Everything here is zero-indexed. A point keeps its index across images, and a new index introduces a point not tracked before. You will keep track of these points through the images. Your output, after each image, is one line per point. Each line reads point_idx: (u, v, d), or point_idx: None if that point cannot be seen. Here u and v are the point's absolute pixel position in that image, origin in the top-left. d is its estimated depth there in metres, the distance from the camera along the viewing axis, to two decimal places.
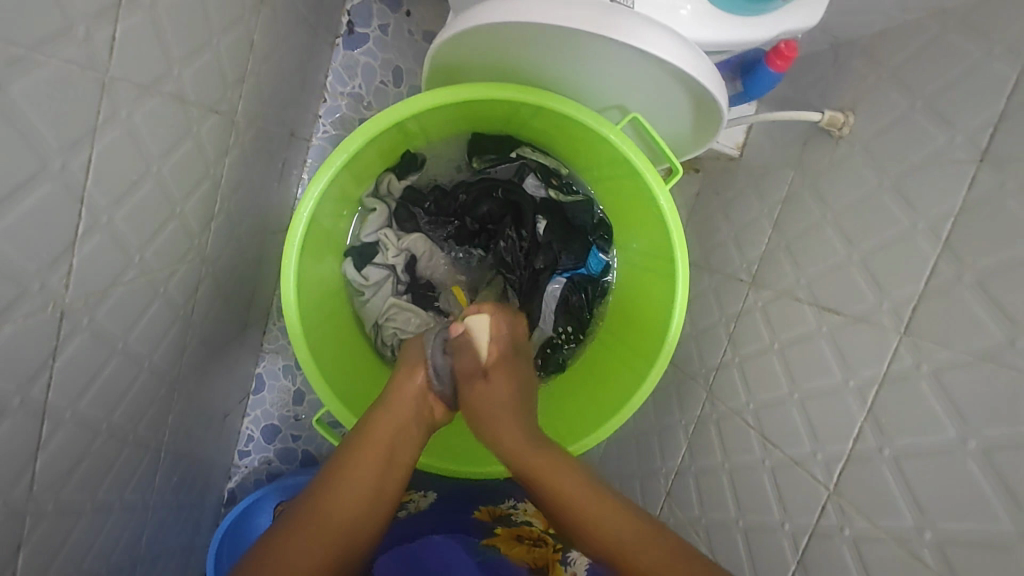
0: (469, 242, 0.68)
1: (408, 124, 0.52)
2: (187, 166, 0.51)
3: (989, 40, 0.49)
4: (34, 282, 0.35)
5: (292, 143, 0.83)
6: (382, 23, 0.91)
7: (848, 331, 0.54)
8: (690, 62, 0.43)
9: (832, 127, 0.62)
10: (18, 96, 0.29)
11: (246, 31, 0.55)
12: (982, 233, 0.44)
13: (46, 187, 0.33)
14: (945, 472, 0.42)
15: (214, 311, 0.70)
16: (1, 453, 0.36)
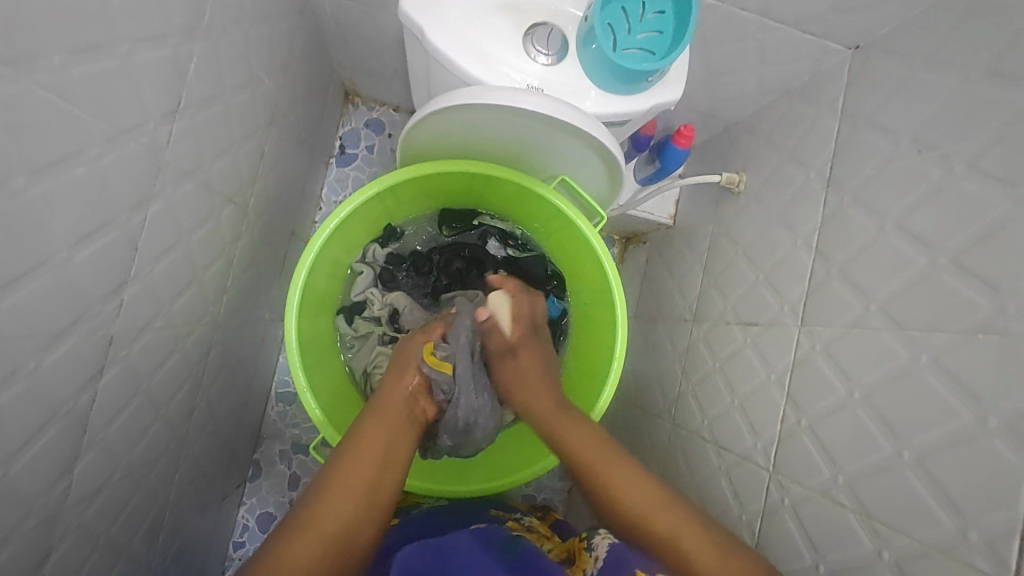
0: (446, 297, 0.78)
1: (386, 195, 0.65)
2: (210, 241, 0.63)
3: (818, 104, 0.65)
4: (99, 306, 0.44)
5: (292, 242, 0.97)
6: (367, 144, 1.10)
7: (765, 336, 0.64)
8: (590, 127, 0.54)
9: (732, 184, 0.77)
10: (110, 163, 0.42)
11: (258, 142, 0.71)
12: (836, 236, 0.57)
13: (117, 232, 0.44)
14: (845, 425, 0.50)
15: (220, 381, 0.78)
16: (53, 451, 0.43)
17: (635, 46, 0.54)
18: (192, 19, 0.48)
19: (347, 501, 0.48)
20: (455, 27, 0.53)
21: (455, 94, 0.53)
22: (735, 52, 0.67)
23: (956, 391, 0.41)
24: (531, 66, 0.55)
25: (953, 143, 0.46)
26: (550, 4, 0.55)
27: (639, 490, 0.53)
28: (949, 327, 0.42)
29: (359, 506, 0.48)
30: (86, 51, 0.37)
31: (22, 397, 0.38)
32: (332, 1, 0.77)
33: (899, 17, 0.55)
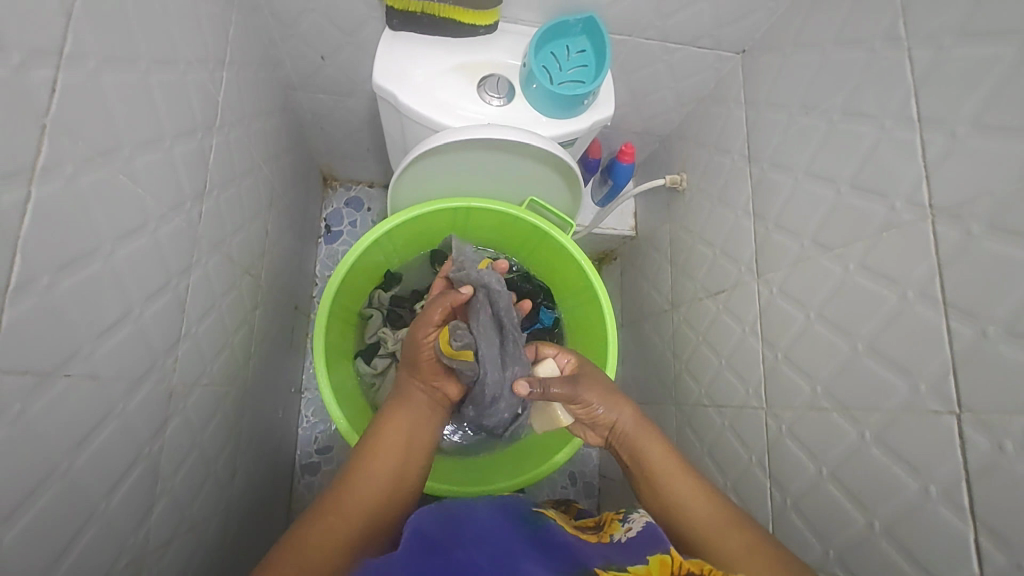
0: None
1: (383, 239, 0.74)
2: (234, 309, 0.70)
3: (726, 102, 0.78)
4: (161, 360, 0.51)
5: (297, 316, 1.05)
6: (350, 220, 1.21)
7: (732, 297, 0.73)
8: (547, 145, 0.65)
9: (675, 184, 0.89)
10: (162, 236, 0.50)
11: (263, 223, 0.80)
12: (763, 197, 0.67)
13: (170, 295, 0.52)
14: (807, 344, 0.58)
15: (254, 447, 0.83)
16: (135, 492, 0.48)
17: (568, 79, 0.67)
18: (211, 117, 0.59)
19: (375, 484, 0.53)
20: (419, 90, 0.66)
21: (426, 142, 0.65)
22: (651, 75, 0.81)
23: (876, 278, 0.49)
24: (486, 108, 0.67)
25: (826, 101, 0.58)
26: (493, 60, 0.68)
27: (707, 506, 0.54)
28: (860, 236, 0.52)
29: (383, 490, 0.53)
30: (147, 143, 0.47)
31: (114, 435, 0.44)
32: (308, 97, 0.90)
33: (766, 22, 0.69)
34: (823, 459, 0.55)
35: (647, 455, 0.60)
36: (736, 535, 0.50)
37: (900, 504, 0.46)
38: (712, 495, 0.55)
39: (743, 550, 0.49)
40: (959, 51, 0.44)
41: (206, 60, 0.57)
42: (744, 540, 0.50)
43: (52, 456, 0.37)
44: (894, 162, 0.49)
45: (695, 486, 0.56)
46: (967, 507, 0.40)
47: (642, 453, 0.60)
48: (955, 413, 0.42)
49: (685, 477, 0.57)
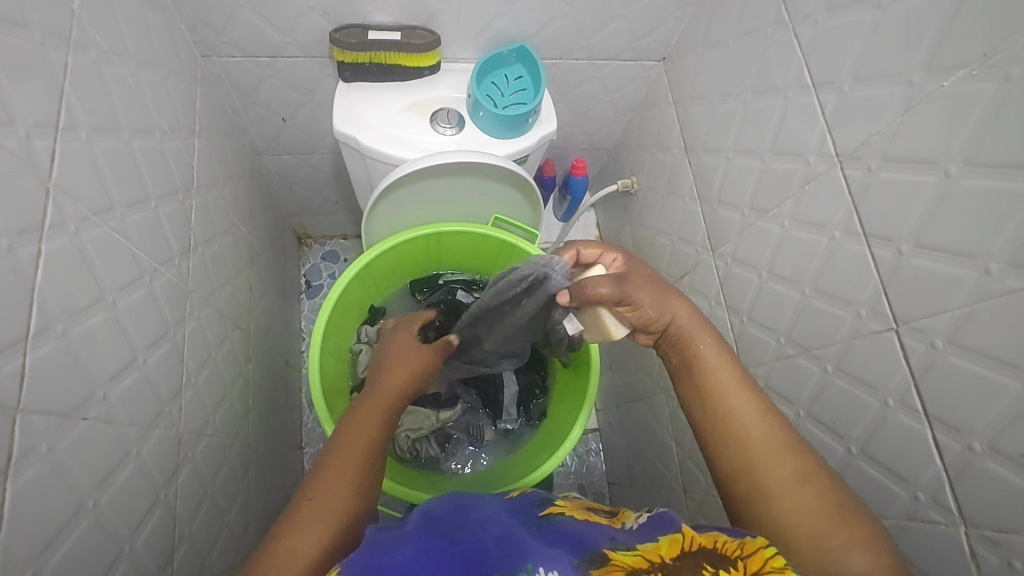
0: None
1: (363, 274, 0.78)
2: (228, 361, 0.73)
3: (657, 106, 0.86)
4: (166, 407, 0.54)
5: (288, 370, 1.07)
6: (329, 273, 1.25)
7: (695, 278, 0.78)
8: (501, 165, 0.71)
9: (628, 187, 0.96)
10: (156, 288, 0.54)
11: (246, 279, 0.84)
12: (703, 181, 0.74)
13: (167, 345, 0.55)
14: (764, 302, 0.63)
15: (263, 501, 0.84)
16: (155, 539, 0.50)
17: (511, 102, 0.74)
18: (188, 180, 0.64)
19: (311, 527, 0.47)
20: (377, 131, 0.71)
21: (390, 177, 0.70)
22: (586, 92, 0.89)
23: (808, 228, 0.55)
24: (441, 138, 0.73)
25: (738, 87, 0.66)
26: (442, 96, 0.75)
27: (759, 427, 0.49)
28: (788, 194, 0.58)
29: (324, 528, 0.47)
30: (136, 203, 0.51)
31: (132, 478, 0.47)
32: (274, 159, 0.96)
33: (677, 30, 0.78)
34: (797, 403, 0.59)
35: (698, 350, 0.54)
36: (792, 462, 0.47)
37: (868, 424, 0.50)
38: (768, 413, 0.50)
39: (793, 481, 0.45)
40: (831, 23, 0.51)
41: (178, 129, 0.62)
42: (799, 465, 0.46)
43: (79, 492, 0.39)
44: (800, 125, 0.55)
45: (757, 403, 0.50)
46: (921, 409, 0.45)
47: (696, 361, 0.54)
48: (894, 329, 0.46)
49: (745, 393, 0.51)
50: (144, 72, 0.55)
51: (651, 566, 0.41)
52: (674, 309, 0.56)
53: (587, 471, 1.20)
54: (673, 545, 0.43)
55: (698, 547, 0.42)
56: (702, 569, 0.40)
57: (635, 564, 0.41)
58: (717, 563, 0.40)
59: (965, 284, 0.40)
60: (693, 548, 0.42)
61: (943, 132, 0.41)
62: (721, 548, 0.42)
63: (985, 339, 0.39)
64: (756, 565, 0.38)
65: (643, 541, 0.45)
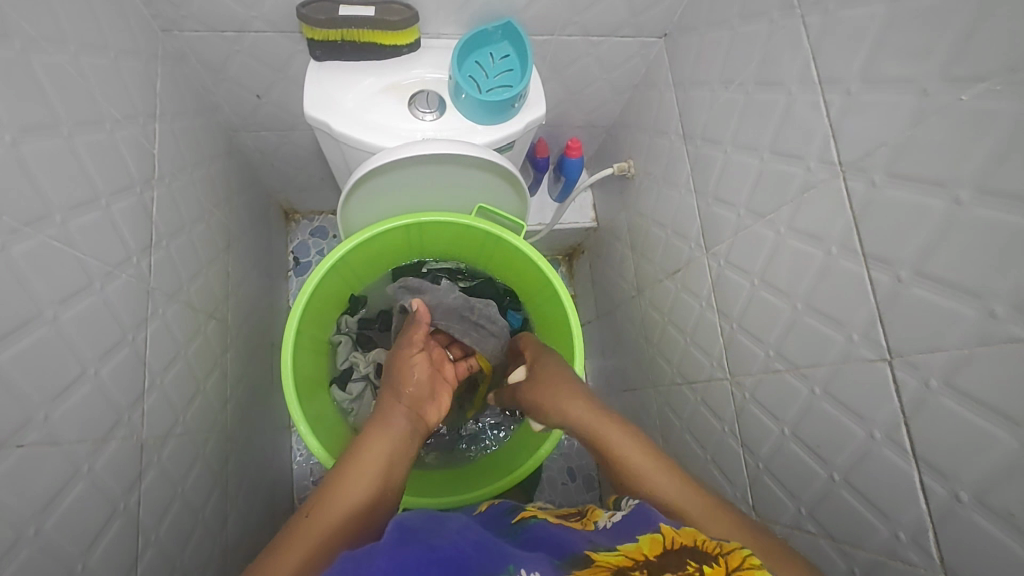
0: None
1: (340, 265, 0.75)
2: (202, 355, 0.71)
3: (656, 87, 0.81)
4: (126, 415, 0.52)
5: (275, 351, 1.06)
6: (318, 249, 1.22)
7: (687, 275, 0.74)
8: (485, 154, 0.67)
9: (624, 171, 0.91)
10: (110, 292, 0.51)
11: (222, 265, 0.81)
12: (699, 174, 0.69)
13: (126, 350, 0.53)
14: (754, 310, 0.60)
15: (245, 488, 0.84)
16: (114, 552, 0.49)
17: (496, 85, 0.69)
18: (148, 171, 0.60)
19: (361, 479, 0.49)
20: (351, 117, 0.67)
21: (364, 166, 0.66)
22: (581, 69, 0.83)
23: (805, 240, 0.51)
24: (419, 124, 0.69)
25: (740, 75, 0.60)
26: (421, 77, 0.70)
27: (680, 491, 0.50)
28: (785, 200, 0.53)
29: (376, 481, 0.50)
30: (80, 205, 0.48)
31: (85, 494, 0.46)
32: (253, 136, 0.91)
33: (679, 4, 0.71)
34: (784, 420, 0.56)
35: (615, 442, 0.55)
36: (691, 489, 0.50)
37: (853, 453, 0.48)
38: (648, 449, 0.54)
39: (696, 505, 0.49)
40: (843, 12, 0.46)
41: (134, 116, 0.58)
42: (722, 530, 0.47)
43: (14, 523, 0.38)
44: (803, 126, 0.51)
45: (668, 473, 0.52)
46: (909, 449, 0.42)
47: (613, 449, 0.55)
48: (886, 360, 0.43)
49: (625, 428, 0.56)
50: (86, 57, 0.51)
51: (634, 562, 0.38)
52: (563, 405, 0.61)
53: (576, 454, 1.20)
54: (655, 543, 0.40)
55: (680, 544, 0.40)
56: (685, 566, 0.37)
57: (619, 562, 0.39)
58: (699, 558, 0.38)
59: (967, 322, 0.37)
60: (677, 545, 0.40)
61: (955, 153, 0.36)
62: (701, 545, 0.39)
63: (984, 386, 0.36)
64: (737, 563, 0.37)
65: (624, 540, 0.43)
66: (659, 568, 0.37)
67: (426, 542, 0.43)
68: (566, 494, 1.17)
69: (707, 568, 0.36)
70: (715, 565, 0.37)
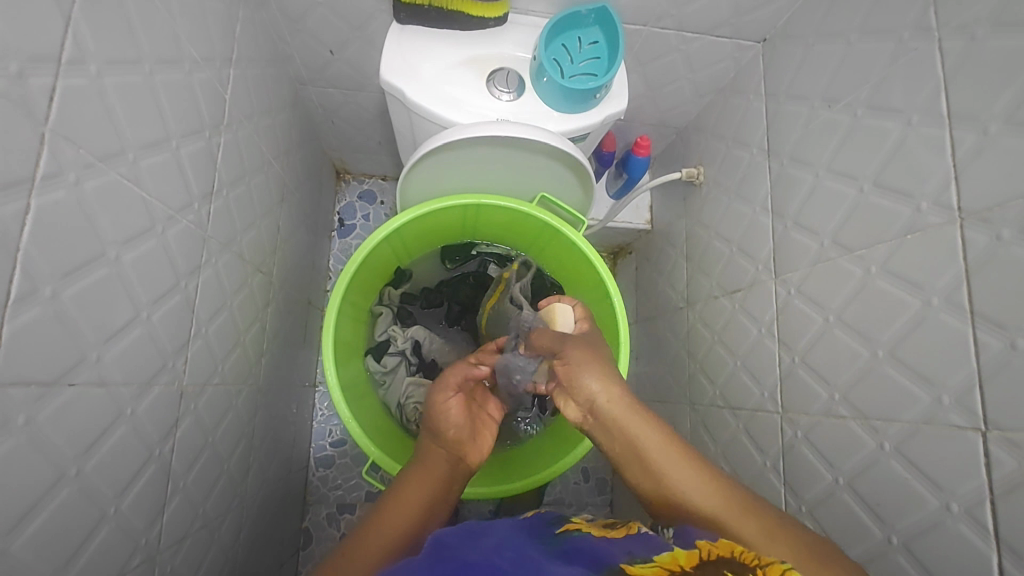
0: (456, 321, 0.91)
1: (393, 236, 0.73)
2: (245, 308, 0.71)
3: (744, 93, 0.76)
4: (170, 361, 0.52)
5: (310, 310, 1.06)
6: (364, 214, 1.21)
7: (748, 297, 0.71)
8: (560, 143, 0.64)
9: (692, 178, 0.87)
10: (170, 237, 0.50)
11: (274, 220, 0.80)
12: (781, 192, 0.65)
13: (177, 298, 0.52)
14: (823, 347, 0.56)
15: (268, 442, 0.84)
16: (144, 497, 0.49)
17: (580, 72, 0.65)
18: (218, 116, 0.59)
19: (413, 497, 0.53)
20: (427, 86, 0.65)
21: (433, 139, 0.64)
22: (667, 65, 0.79)
23: (900, 285, 0.47)
24: (496, 103, 0.66)
25: (849, 96, 0.56)
26: (502, 53, 0.67)
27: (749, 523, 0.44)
28: (883, 238, 0.49)
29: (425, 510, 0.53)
30: (153, 145, 0.46)
31: (125, 438, 0.45)
32: (318, 92, 0.90)
33: (788, 10, 0.67)
34: (840, 468, 0.53)
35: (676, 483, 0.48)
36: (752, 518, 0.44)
37: (921, 520, 0.44)
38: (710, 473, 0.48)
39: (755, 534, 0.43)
40: (994, 45, 0.41)
41: (212, 58, 0.56)
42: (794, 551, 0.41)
43: (59, 461, 0.38)
44: (921, 160, 0.46)
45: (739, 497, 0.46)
46: (991, 530, 0.39)
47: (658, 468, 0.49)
48: (981, 431, 0.40)
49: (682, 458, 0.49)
50: None
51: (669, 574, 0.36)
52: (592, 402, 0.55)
53: (594, 456, 1.17)
54: (691, 556, 0.38)
55: (717, 556, 0.38)
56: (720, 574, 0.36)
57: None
58: (737, 568, 0.36)
59: None
60: (713, 557, 0.38)
61: None
62: (740, 556, 0.38)
63: None
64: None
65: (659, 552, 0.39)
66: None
67: (459, 558, 0.41)
68: (577, 494, 1.14)
69: None
70: None
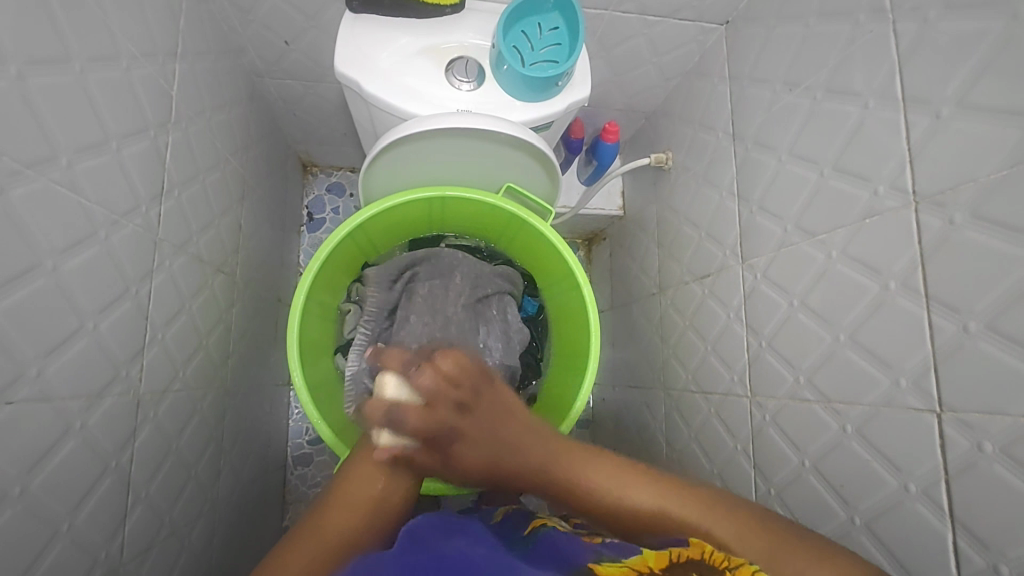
0: None
1: (357, 231, 0.72)
2: (207, 310, 0.69)
3: (709, 77, 0.75)
4: (124, 369, 0.50)
5: (280, 308, 1.04)
6: (333, 207, 1.19)
7: (716, 282, 0.71)
8: (521, 134, 0.63)
9: (661, 163, 0.86)
10: (116, 243, 0.48)
11: (235, 218, 0.78)
12: (746, 177, 0.65)
13: (127, 305, 0.50)
14: (788, 331, 0.56)
15: (240, 443, 0.83)
16: (103, 510, 0.48)
17: (541, 59, 0.63)
18: (164, 114, 0.56)
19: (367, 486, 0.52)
20: (384, 78, 0.63)
21: (392, 132, 0.62)
22: (632, 50, 0.78)
23: (860, 269, 0.47)
24: (457, 94, 0.65)
25: (809, 78, 0.55)
26: (462, 41, 0.65)
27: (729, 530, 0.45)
28: (842, 222, 0.49)
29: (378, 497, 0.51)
30: (89, 148, 0.44)
31: (76, 453, 0.44)
32: (277, 84, 0.87)
33: None
34: (805, 450, 0.54)
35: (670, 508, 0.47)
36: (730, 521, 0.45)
37: (881, 500, 0.45)
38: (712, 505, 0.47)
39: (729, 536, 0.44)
40: (946, 26, 0.41)
41: (154, 53, 0.54)
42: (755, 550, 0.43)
43: (0, 482, 0.37)
44: (878, 143, 0.46)
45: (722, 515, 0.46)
46: (946, 508, 0.40)
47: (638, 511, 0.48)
48: (935, 413, 0.40)
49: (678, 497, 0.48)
50: None
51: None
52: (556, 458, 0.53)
53: (574, 443, 1.18)
54: (660, 557, 0.40)
55: (686, 559, 0.40)
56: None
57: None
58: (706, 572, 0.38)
59: None
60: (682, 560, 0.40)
61: None
62: (709, 558, 0.39)
63: None
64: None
65: (628, 553, 0.41)
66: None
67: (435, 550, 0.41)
68: None
69: None
70: None
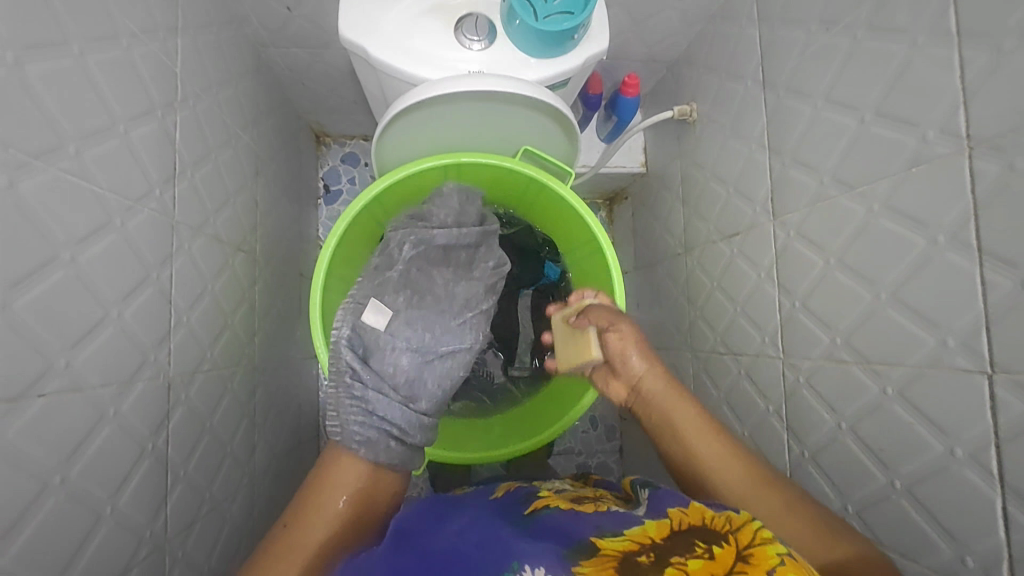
0: None
1: (373, 203, 0.70)
2: (229, 290, 0.69)
3: (736, 20, 0.70)
4: (152, 354, 0.51)
5: (302, 283, 1.04)
6: (349, 177, 1.18)
7: (746, 240, 0.68)
8: (535, 92, 0.60)
9: (684, 115, 0.82)
10: (132, 229, 0.48)
11: (250, 195, 0.77)
12: (777, 128, 0.61)
13: (149, 291, 0.51)
14: (824, 290, 0.54)
15: (272, 418, 0.84)
16: (143, 491, 0.49)
17: (555, 11, 0.59)
18: (170, 92, 0.55)
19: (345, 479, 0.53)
20: (390, 40, 0.60)
21: (402, 98, 0.60)
22: None
23: (905, 224, 0.44)
24: (467, 54, 0.62)
25: (847, 16, 0.51)
26: None
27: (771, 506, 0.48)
28: (884, 173, 0.46)
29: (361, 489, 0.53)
30: (96, 133, 0.43)
31: (112, 439, 0.45)
32: (282, 53, 0.84)
33: None
34: (843, 413, 0.52)
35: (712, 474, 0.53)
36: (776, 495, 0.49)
37: (924, 464, 0.44)
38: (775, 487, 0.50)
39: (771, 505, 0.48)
40: None
41: (154, 30, 0.52)
42: (802, 525, 0.46)
43: (41, 473, 0.38)
44: (925, 83, 0.42)
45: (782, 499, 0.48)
46: (997, 474, 0.38)
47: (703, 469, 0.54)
48: (987, 374, 0.38)
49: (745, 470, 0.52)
50: None
51: (643, 548, 0.38)
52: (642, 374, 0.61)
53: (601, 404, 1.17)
54: (661, 528, 0.40)
55: (688, 526, 0.39)
56: (692, 545, 0.36)
57: (626, 550, 0.38)
58: (708, 539, 0.36)
59: None
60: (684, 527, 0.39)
61: None
62: (711, 525, 0.39)
63: None
64: (748, 539, 0.35)
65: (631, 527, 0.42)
66: (667, 551, 0.36)
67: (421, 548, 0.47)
68: (586, 442, 1.15)
69: (716, 549, 0.35)
70: (725, 544, 0.35)
